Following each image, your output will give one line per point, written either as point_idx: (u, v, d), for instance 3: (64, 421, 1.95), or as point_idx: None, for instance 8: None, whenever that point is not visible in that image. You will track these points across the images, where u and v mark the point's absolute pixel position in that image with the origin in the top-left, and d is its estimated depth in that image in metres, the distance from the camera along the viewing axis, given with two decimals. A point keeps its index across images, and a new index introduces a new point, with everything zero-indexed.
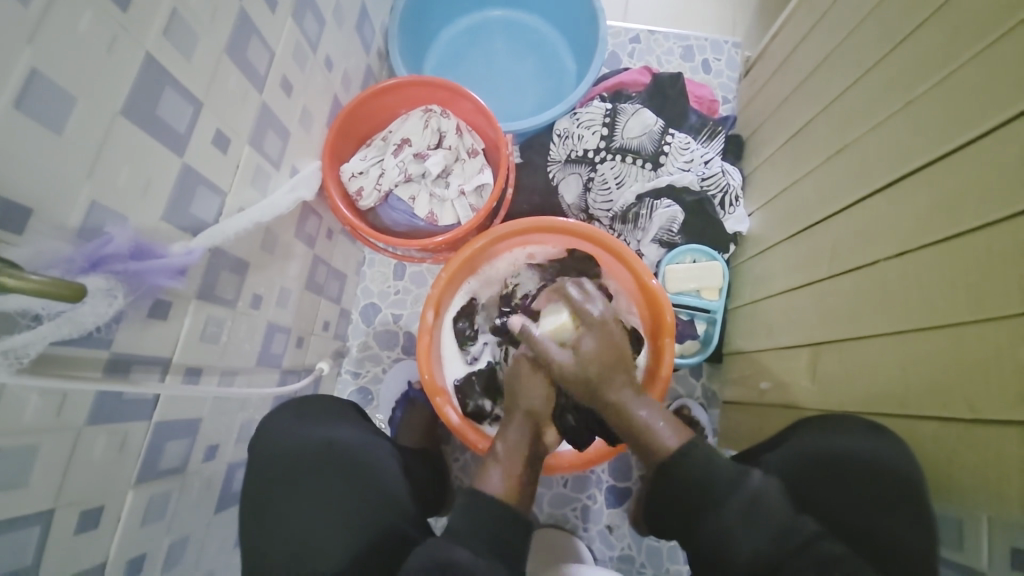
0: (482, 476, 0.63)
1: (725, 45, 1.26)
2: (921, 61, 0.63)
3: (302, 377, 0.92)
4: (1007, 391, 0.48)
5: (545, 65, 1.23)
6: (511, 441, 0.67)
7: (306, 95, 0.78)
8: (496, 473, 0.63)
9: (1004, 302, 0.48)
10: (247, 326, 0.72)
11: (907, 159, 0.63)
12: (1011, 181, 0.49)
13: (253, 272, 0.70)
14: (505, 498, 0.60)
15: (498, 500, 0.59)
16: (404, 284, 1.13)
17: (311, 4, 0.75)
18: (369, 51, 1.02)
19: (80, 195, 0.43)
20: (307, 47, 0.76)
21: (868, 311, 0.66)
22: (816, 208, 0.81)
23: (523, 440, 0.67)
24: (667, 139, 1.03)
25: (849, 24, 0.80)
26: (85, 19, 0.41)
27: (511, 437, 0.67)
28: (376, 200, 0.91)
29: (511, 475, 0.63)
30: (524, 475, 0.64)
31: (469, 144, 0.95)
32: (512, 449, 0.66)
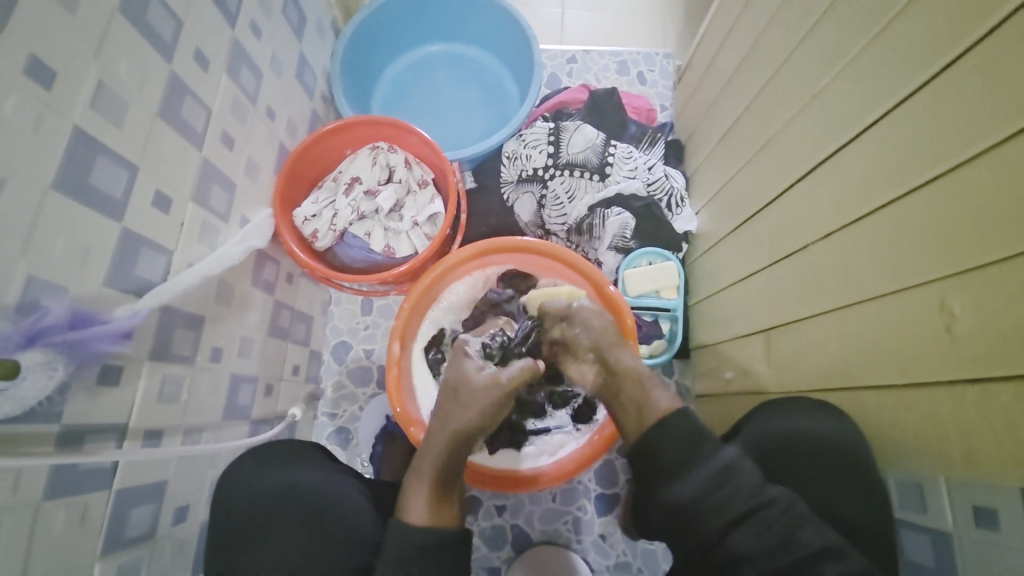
0: (411, 495, 0.62)
1: (656, 56, 1.33)
2: (821, 58, 0.69)
3: (274, 424, 0.91)
4: (931, 353, 0.51)
5: (489, 92, 1.27)
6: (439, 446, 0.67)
7: (250, 146, 0.80)
8: (421, 490, 0.63)
9: (916, 272, 0.52)
10: (208, 381, 0.71)
11: (821, 148, 0.67)
12: (908, 161, 0.53)
13: (210, 325, 0.70)
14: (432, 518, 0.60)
15: (426, 519, 0.60)
16: (372, 319, 1.13)
17: (246, 59, 0.77)
18: (313, 96, 1.05)
19: (15, 271, 0.44)
20: (246, 101, 0.78)
21: (807, 293, 0.69)
22: (752, 200, 0.85)
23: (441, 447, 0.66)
24: (610, 150, 1.08)
25: (758, 29, 0.86)
26: (7, 102, 0.42)
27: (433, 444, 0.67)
28: (332, 240, 0.92)
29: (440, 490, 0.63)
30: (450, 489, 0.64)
31: (419, 175, 0.98)
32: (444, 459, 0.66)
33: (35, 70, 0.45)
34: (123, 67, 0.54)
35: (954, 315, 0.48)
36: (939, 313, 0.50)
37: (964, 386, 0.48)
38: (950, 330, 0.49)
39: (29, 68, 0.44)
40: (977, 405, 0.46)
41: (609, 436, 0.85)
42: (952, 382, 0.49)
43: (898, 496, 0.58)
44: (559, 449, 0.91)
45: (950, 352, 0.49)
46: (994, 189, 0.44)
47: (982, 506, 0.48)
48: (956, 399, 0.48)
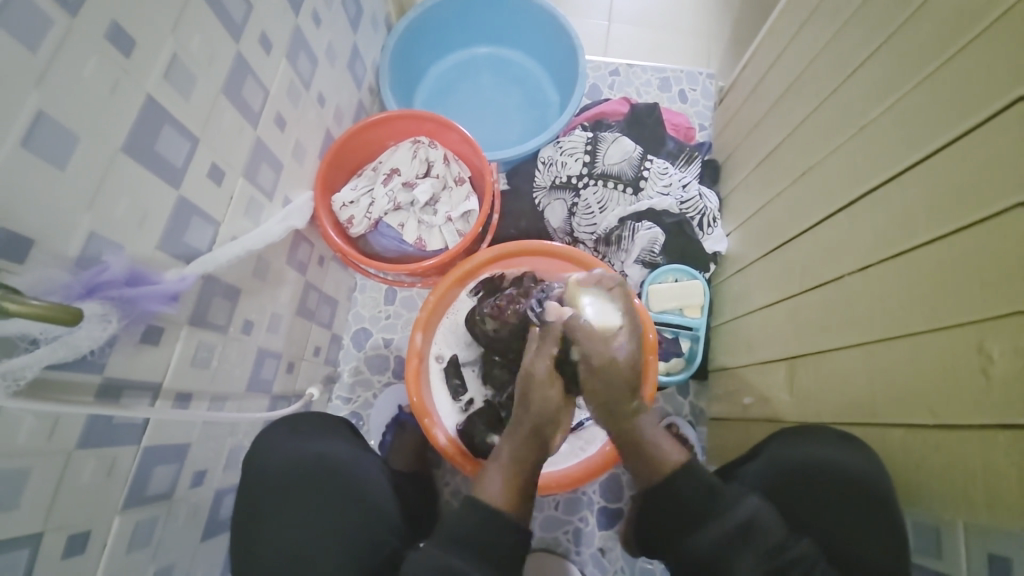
0: (486, 481, 0.65)
1: (699, 77, 1.33)
2: (872, 91, 0.68)
3: (291, 402, 0.92)
4: (964, 399, 0.50)
5: (529, 98, 1.29)
6: (511, 451, 0.67)
7: (299, 129, 0.82)
8: (498, 478, 0.65)
9: (956, 312, 0.51)
10: (237, 352, 0.73)
11: (864, 180, 0.67)
12: (954, 200, 0.52)
13: (244, 298, 0.73)
14: (501, 502, 0.62)
15: (497, 505, 0.61)
16: (394, 309, 1.15)
17: (304, 46, 0.80)
18: (361, 87, 1.07)
19: (79, 226, 0.46)
20: (300, 86, 0.81)
21: (836, 326, 0.69)
22: (787, 227, 0.85)
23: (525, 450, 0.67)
24: (646, 164, 1.08)
25: (808, 56, 0.86)
26: (90, 65, 0.45)
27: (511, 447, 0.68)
28: (366, 228, 0.93)
29: (513, 481, 0.65)
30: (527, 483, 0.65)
31: (456, 172, 0.99)
32: (515, 458, 0.67)
33: (118, 39, 0.47)
34: (194, 42, 0.56)
35: (992, 358, 0.47)
36: (976, 354, 0.49)
37: (994, 431, 0.46)
38: (985, 373, 0.48)
39: (113, 37, 0.47)
40: (1006, 452, 0.45)
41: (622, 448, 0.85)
42: (984, 427, 0.48)
43: (915, 540, 0.58)
44: (589, 447, 0.90)
45: (984, 396, 0.48)
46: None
47: (997, 554, 0.47)
48: (986, 445, 0.47)
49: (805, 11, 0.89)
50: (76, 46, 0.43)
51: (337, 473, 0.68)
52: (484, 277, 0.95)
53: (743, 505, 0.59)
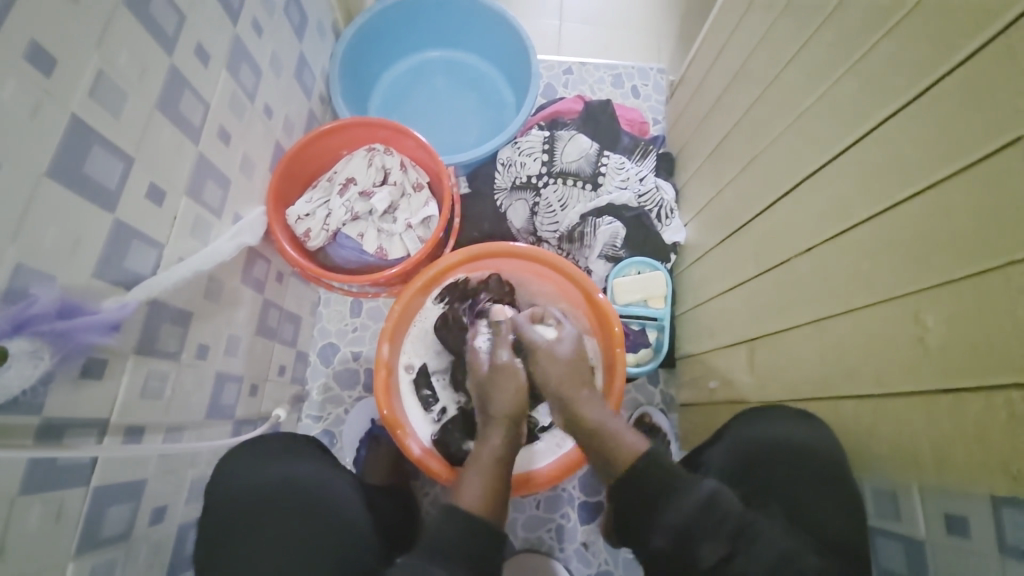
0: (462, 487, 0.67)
1: (650, 72, 1.36)
2: (807, 80, 0.71)
3: (257, 425, 0.89)
4: (908, 368, 0.52)
5: (485, 100, 1.29)
6: (484, 450, 0.73)
7: (245, 143, 0.80)
8: (475, 483, 0.67)
9: (894, 286, 0.54)
10: (193, 379, 0.70)
11: (807, 165, 0.69)
12: (887, 181, 0.55)
13: (197, 321, 0.70)
14: (481, 507, 0.63)
15: (477, 510, 0.63)
16: (361, 320, 1.13)
17: (245, 56, 0.77)
18: (311, 96, 1.05)
19: (4, 258, 0.43)
20: (244, 98, 0.78)
21: (789, 307, 0.71)
22: (739, 213, 0.88)
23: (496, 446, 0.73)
24: (603, 161, 1.10)
25: (747, 49, 0.90)
26: (6, 86, 0.42)
27: (492, 444, 0.73)
28: (324, 240, 0.91)
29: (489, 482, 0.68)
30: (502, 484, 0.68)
31: (414, 178, 0.97)
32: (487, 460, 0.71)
33: (37, 57, 0.45)
34: (123, 58, 0.54)
35: (928, 326, 0.50)
36: (915, 324, 0.52)
37: (937, 396, 0.49)
38: (924, 341, 0.50)
39: (31, 55, 0.44)
40: (947, 414, 0.48)
41: None
42: (927, 392, 0.50)
43: (875, 505, 0.60)
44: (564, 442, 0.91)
45: (924, 363, 0.51)
46: (965, 206, 0.46)
47: (953, 514, 0.49)
48: (931, 409, 0.50)
49: (743, 6, 0.92)
50: None
51: (303, 494, 0.67)
52: (448, 282, 0.95)
53: (700, 487, 0.59)
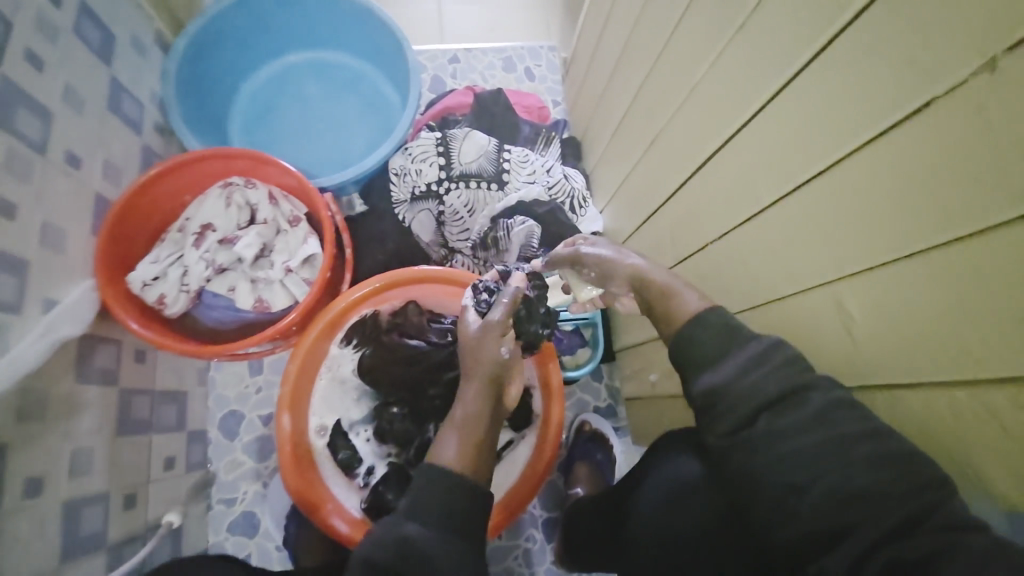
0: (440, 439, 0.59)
1: (541, 51, 1.27)
2: (691, 50, 0.65)
3: (147, 538, 0.75)
4: (840, 360, 0.49)
5: (366, 103, 1.15)
6: (467, 406, 0.61)
7: (46, 209, 0.63)
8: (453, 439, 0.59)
9: (812, 275, 0.49)
10: (26, 524, 0.55)
11: (707, 144, 0.63)
12: (787, 158, 0.50)
13: (6, 455, 0.54)
14: (460, 463, 0.56)
15: (455, 468, 0.55)
16: (264, 379, 0.98)
17: (16, 99, 0.60)
18: (142, 129, 0.86)
19: None
20: (29, 151, 0.60)
21: (715, 296, 0.67)
22: (651, 197, 0.82)
23: (473, 408, 0.61)
24: (505, 155, 1.00)
25: (630, 19, 0.83)
26: None
27: (468, 401, 0.62)
28: (186, 304, 0.76)
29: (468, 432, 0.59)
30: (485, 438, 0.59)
31: (288, 212, 0.82)
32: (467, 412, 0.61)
33: None
34: None
35: (852, 318, 0.46)
36: (838, 316, 0.48)
37: (873, 392, 0.46)
38: (851, 333, 0.47)
39: None
40: (887, 409, 0.45)
41: (540, 475, 0.79)
42: (862, 388, 0.47)
43: None
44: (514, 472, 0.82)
45: (854, 357, 0.47)
46: (868, 189, 0.42)
47: None
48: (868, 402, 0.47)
49: None
50: None
51: None
52: (351, 323, 0.82)
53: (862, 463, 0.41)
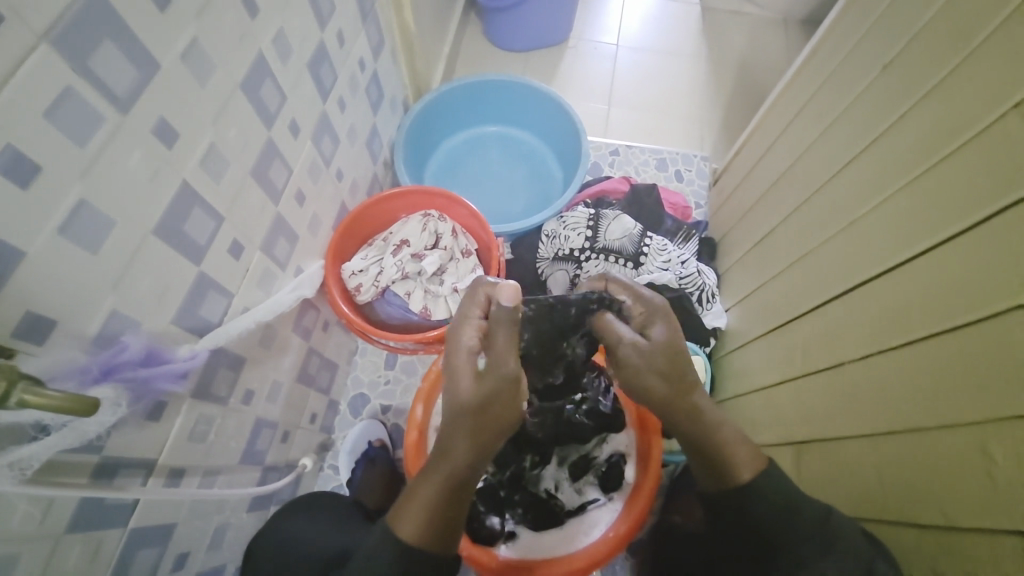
0: (407, 504, 0.60)
1: (694, 159, 1.41)
2: (860, 191, 0.72)
3: (283, 474, 0.90)
4: (972, 499, 0.48)
5: (534, 173, 1.37)
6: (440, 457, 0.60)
7: (317, 204, 0.86)
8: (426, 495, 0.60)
9: (954, 411, 0.51)
10: (235, 424, 0.72)
11: (864, 269, 0.68)
12: (942, 303, 0.54)
13: (249, 367, 0.72)
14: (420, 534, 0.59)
15: (414, 541, 0.59)
16: (394, 373, 1.14)
17: (328, 129, 0.86)
18: (376, 161, 1.13)
19: (101, 306, 0.47)
20: (321, 163, 0.85)
21: (840, 414, 0.68)
22: (784, 309, 0.87)
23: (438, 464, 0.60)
24: (646, 241, 1.10)
25: (797, 151, 0.93)
26: (135, 156, 0.48)
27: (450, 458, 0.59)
28: (373, 295, 0.96)
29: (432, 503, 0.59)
30: (450, 510, 0.60)
31: (463, 245, 1.03)
32: (442, 487, 0.59)
33: (163, 132, 0.51)
34: (232, 133, 0.61)
35: (996, 460, 0.46)
36: (981, 455, 0.48)
37: (1002, 535, 0.45)
38: (990, 476, 0.47)
39: (159, 130, 0.50)
40: (1014, 555, 0.43)
41: (623, 535, 0.82)
42: (987, 530, 0.47)
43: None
44: (592, 529, 0.87)
45: (992, 498, 0.46)
46: None
47: None
48: (994, 547, 0.46)
49: (795, 108, 0.97)
50: (122, 139, 0.46)
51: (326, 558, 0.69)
52: None
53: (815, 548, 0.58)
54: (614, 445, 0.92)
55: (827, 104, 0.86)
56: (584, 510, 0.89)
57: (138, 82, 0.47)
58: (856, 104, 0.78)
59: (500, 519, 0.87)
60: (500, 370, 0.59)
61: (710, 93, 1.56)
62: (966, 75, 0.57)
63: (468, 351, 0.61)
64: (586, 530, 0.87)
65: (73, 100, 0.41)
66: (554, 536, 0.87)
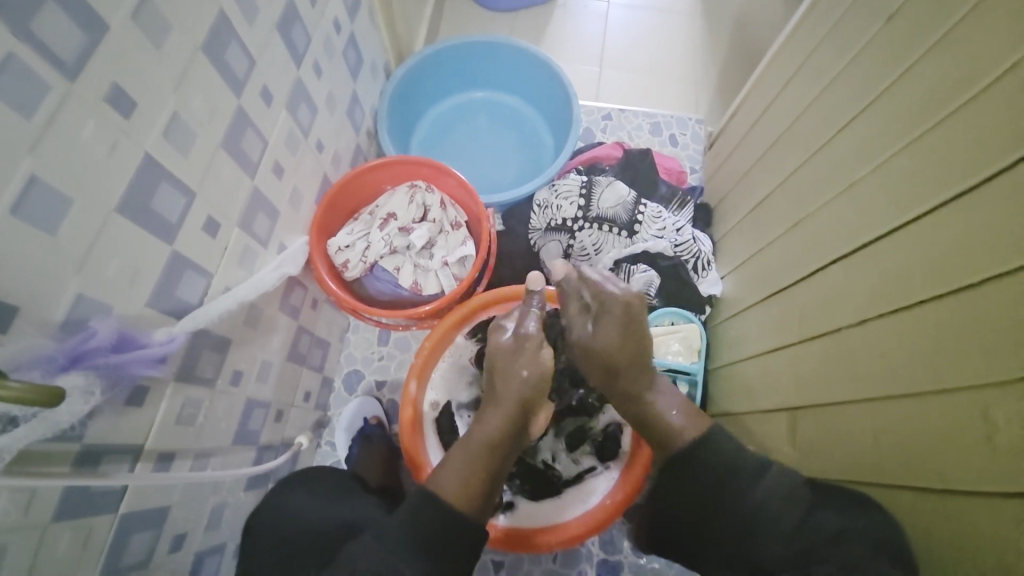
0: (444, 466, 0.66)
1: (689, 121, 1.37)
2: (861, 150, 0.70)
3: (280, 452, 0.90)
4: (971, 463, 0.48)
5: (524, 140, 1.32)
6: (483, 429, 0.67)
7: (297, 177, 0.83)
8: (461, 460, 0.66)
9: (955, 375, 0.50)
10: (225, 406, 0.70)
11: (864, 232, 0.66)
12: (944, 266, 0.53)
13: (235, 348, 0.70)
14: (457, 497, 0.63)
15: (453, 495, 0.63)
16: (388, 350, 1.13)
17: (304, 96, 0.81)
18: (359, 131, 1.08)
19: (66, 290, 0.45)
20: (299, 134, 0.81)
21: (836, 380, 0.68)
22: (781, 275, 0.86)
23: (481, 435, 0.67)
24: (640, 209, 1.07)
25: (795, 110, 0.90)
26: (88, 127, 0.44)
27: (487, 424, 0.67)
28: (361, 271, 0.94)
29: (476, 464, 0.65)
30: (488, 470, 0.65)
31: (453, 217, 0.99)
32: (478, 448, 0.66)
33: (118, 99, 0.47)
34: (196, 101, 0.56)
35: (996, 424, 0.46)
36: (981, 420, 0.47)
37: (1002, 498, 0.45)
38: (990, 440, 0.46)
39: (114, 98, 0.46)
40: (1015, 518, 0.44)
41: (619, 503, 0.83)
42: (986, 493, 0.47)
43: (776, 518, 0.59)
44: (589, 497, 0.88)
45: (993, 462, 0.46)
46: None
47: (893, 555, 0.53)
48: (993, 508, 0.46)
49: (794, 64, 0.93)
50: (72, 108, 0.42)
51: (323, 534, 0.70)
52: (480, 321, 0.95)
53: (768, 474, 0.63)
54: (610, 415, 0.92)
55: (827, 58, 0.82)
56: (581, 479, 0.89)
57: (86, 44, 0.43)
58: (858, 57, 0.74)
59: (498, 491, 0.89)
60: (522, 337, 0.71)
61: (705, 51, 1.50)
62: (972, 21, 0.54)
63: (499, 330, 0.74)
64: (582, 498, 0.88)
65: (12, 65, 0.38)
66: (552, 506, 0.88)
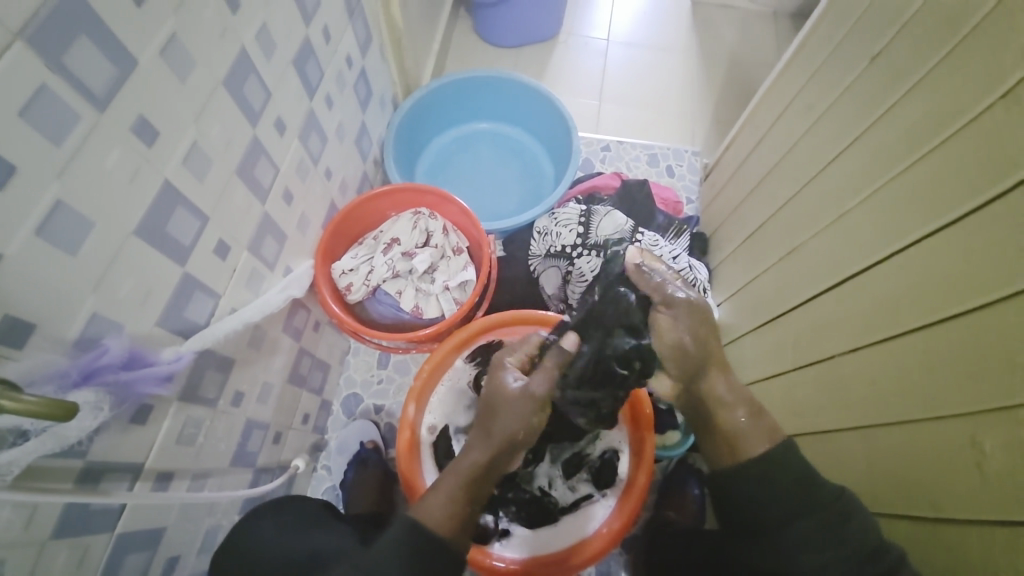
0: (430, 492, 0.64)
1: (685, 153, 1.41)
2: (848, 184, 0.73)
3: (276, 475, 0.89)
4: (962, 491, 0.49)
5: (526, 169, 1.37)
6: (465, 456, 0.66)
7: (305, 203, 0.86)
8: (449, 485, 0.64)
9: (943, 402, 0.52)
10: (225, 426, 0.71)
11: (853, 262, 0.68)
12: (930, 296, 0.55)
13: (238, 369, 0.72)
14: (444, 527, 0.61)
15: (436, 526, 0.61)
16: (387, 373, 1.13)
17: (316, 127, 0.85)
18: (366, 159, 1.12)
19: (82, 308, 0.46)
20: (310, 162, 0.84)
21: (830, 407, 0.68)
22: (774, 303, 0.87)
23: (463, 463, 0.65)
24: (637, 236, 1.09)
25: (785, 145, 0.94)
26: (113, 155, 0.47)
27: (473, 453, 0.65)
28: (364, 294, 0.96)
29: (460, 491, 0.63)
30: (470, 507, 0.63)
31: (454, 243, 1.02)
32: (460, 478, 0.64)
33: (143, 129, 0.50)
34: (214, 130, 0.60)
35: (986, 453, 0.47)
36: (970, 447, 0.48)
37: (994, 527, 0.46)
38: (980, 468, 0.47)
39: (139, 128, 0.49)
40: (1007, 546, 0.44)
41: (617, 532, 0.83)
42: (978, 522, 0.47)
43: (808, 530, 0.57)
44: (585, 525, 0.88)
45: (983, 490, 0.47)
46: None
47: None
48: (985, 536, 0.46)
49: (784, 102, 0.97)
50: (100, 137, 0.45)
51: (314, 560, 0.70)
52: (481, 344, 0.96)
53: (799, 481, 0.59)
54: (608, 442, 0.92)
55: (815, 97, 0.86)
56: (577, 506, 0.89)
57: (116, 79, 0.46)
58: (844, 96, 0.78)
59: (494, 518, 0.88)
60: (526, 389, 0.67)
61: (701, 87, 1.56)
62: (947, 67, 0.58)
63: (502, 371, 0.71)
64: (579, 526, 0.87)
65: (48, 98, 0.41)
66: (549, 534, 0.87)
